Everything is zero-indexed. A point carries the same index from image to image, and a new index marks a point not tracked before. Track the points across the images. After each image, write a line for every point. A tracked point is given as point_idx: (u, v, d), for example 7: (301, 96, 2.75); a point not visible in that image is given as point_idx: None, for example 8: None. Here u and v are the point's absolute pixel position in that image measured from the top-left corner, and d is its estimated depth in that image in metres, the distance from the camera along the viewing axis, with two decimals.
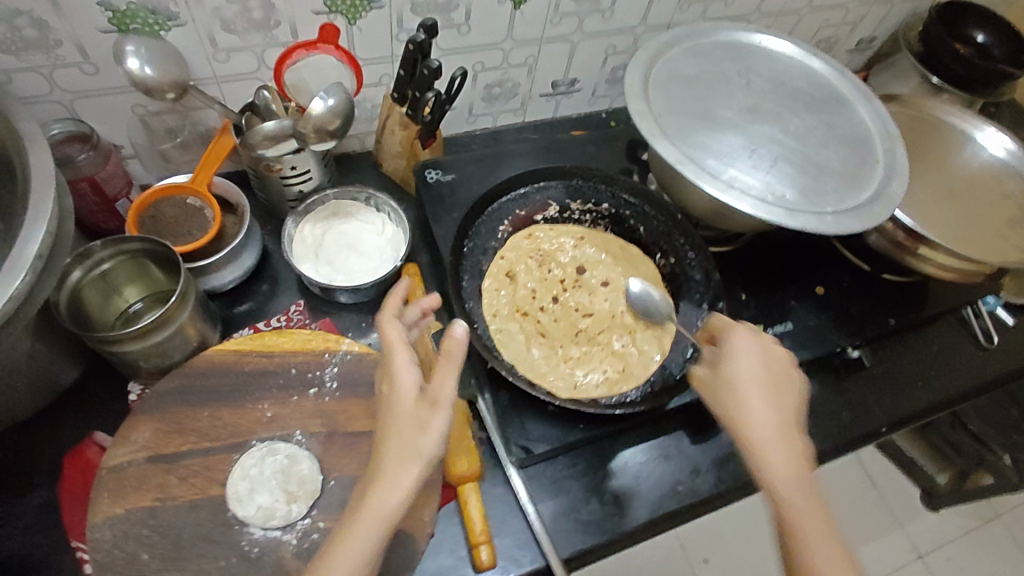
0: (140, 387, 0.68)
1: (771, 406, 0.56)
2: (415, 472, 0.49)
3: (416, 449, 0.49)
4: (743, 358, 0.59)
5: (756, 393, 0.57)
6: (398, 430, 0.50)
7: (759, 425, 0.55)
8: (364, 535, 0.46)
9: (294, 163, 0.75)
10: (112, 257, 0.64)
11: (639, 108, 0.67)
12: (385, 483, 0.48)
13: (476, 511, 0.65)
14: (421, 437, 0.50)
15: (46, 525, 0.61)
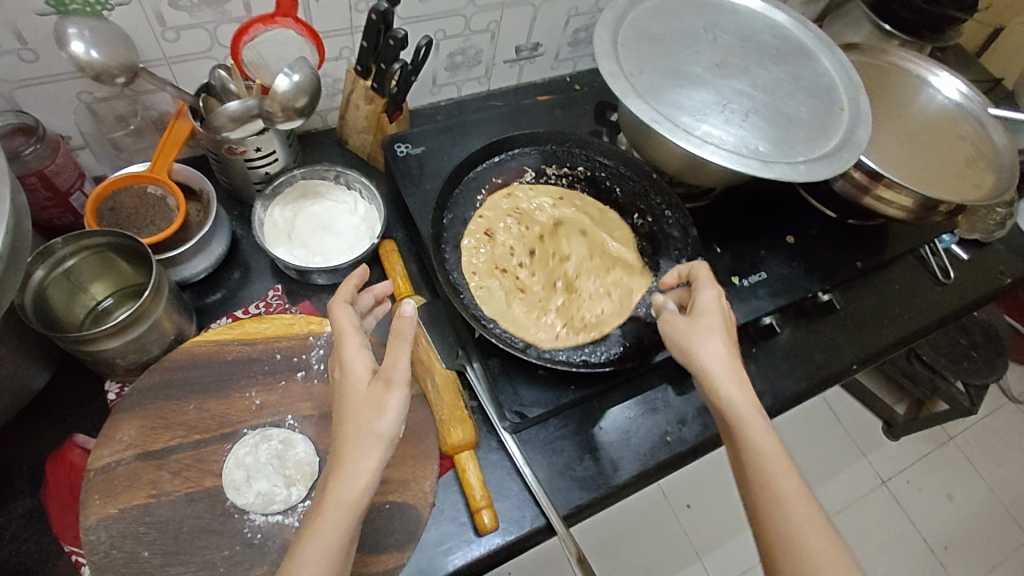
0: (118, 385, 0.66)
1: (712, 347, 0.57)
2: (375, 454, 0.47)
3: (374, 430, 0.48)
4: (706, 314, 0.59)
5: (719, 348, 0.57)
6: (356, 413, 0.49)
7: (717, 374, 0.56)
8: (334, 518, 0.45)
9: (258, 144, 0.72)
10: (75, 252, 0.61)
11: (610, 68, 0.67)
12: (346, 468, 0.47)
13: (474, 478, 0.66)
14: (378, 418, 0.48)
15: (36, 531, 0.59)
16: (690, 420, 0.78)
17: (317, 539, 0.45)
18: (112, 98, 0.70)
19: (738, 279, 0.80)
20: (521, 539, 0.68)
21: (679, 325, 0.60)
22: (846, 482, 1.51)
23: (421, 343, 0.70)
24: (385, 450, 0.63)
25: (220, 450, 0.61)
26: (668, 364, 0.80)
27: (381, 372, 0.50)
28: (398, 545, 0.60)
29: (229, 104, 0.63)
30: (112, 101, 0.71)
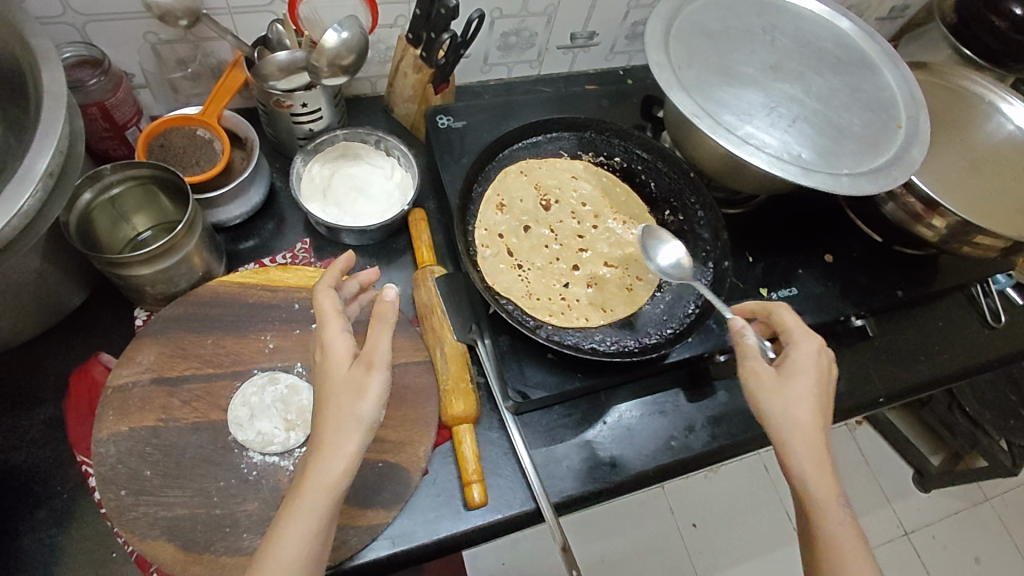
0: (147, 313, 0.69)
1: (795, 402, 0.54)
2: (353, 438, 0.48)
3: (351, 414, 0.48)
4: (802, 355, 0.57)
5: (803, 408, 0.54)
6: (335, 396, 0.49)
7: (785, 421, 0.54)
8: (311, 501, 0.46)
9: (305, 99, 0.74)
10: (122, 181, 0.64)
11: (658, 59, 0.65)
12: (325, 453, 0.47)
13: (469, 451, 0.66)
14: (358, 402, 0.49)
15: (55, 438, 0.63)
16: (698, 428, 0.76)
17: (294, 522, 0.45)
18: (175, 41, 0.73)
19: (766, 291, 0.78)
20: (509, 519, 0.68)
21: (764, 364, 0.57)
22: (865, 525, 1.44)
23: (435, 313, 0.70)
24: (386, 409, 0.64)
25: (230, 386, 0.63)
26: (682, 369, 0.79)
27: (363, 355, 0.51)
28: (386, 503, 0.61)
29: (280, 53, 0.65)
30: (174, 44, 0.74)
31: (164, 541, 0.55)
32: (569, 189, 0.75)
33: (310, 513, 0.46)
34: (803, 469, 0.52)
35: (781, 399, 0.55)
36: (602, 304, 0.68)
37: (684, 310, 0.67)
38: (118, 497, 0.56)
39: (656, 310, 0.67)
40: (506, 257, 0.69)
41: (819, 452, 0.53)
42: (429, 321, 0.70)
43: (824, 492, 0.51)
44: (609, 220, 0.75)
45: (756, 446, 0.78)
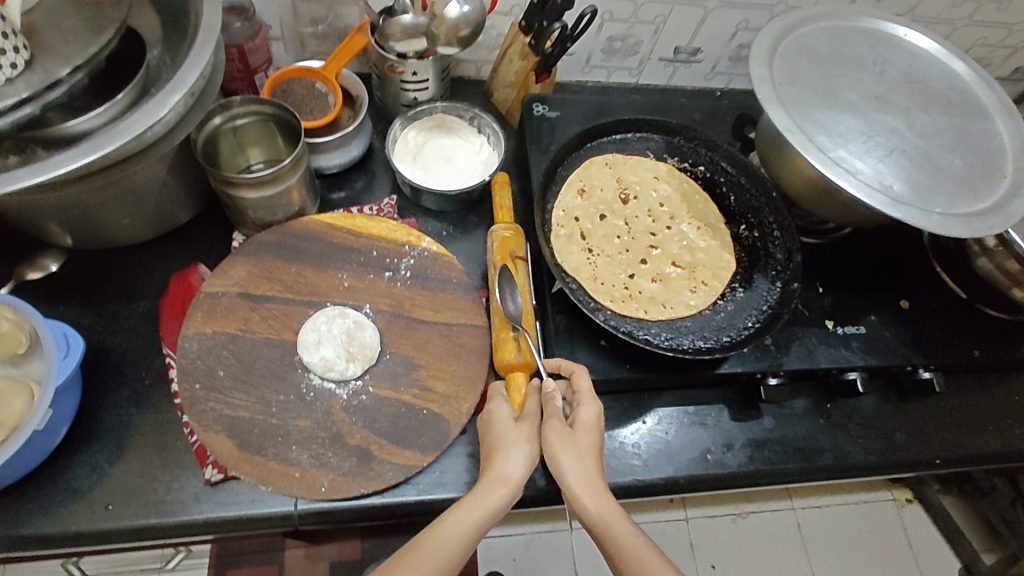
0: (243, 236, 0.75)
1: (581, 459, 0.56)
2: (503, 499, 0.54)
3: (505, 476, 0.55)
4: (586, 414, 0.59)
5: (588, 462, 0.56)
6: (505, 451, 0.57)
7: (580, 482, 0.55)
8: (452, 533, 0.52)
9: (416, 69, 0.80)
10: (246, 115, 0.70)
11: (759, 73, 0.67)
12: (474, 497, 0.55)
13: (521, 398, 0.63)
14: (510, 462, 0.56)
15: (148, 330, 0.70)
16: (737, 447, 0.76)
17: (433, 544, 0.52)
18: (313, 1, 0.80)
19: (832, 324, 0.76)
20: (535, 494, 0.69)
21: (551, 422, 0.58)
22: None
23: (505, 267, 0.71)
24: (439, 362, 0.68)
25: (302, 313, 0.68)
26: (731, 388, 0.79)
27: (525, 415, 0.60)
28: (422, 449, 0.63)
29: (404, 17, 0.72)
30: (312, 4, 0.81)
31: (223, 437, 0.61)
32: (649, 187, 0.75)
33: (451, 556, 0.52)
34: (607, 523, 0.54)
35: (572, 457, 0.56)
36: (663, 301, 0.68)
37: (744, 321, 0.66)
38: (192, 389, 0.62)
39: (717, 316, 0.66)
40: (578, 239, 0.70)
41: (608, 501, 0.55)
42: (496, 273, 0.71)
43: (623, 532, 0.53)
44: (683, 224, 0.75)
45: (794, 479, 0.77)
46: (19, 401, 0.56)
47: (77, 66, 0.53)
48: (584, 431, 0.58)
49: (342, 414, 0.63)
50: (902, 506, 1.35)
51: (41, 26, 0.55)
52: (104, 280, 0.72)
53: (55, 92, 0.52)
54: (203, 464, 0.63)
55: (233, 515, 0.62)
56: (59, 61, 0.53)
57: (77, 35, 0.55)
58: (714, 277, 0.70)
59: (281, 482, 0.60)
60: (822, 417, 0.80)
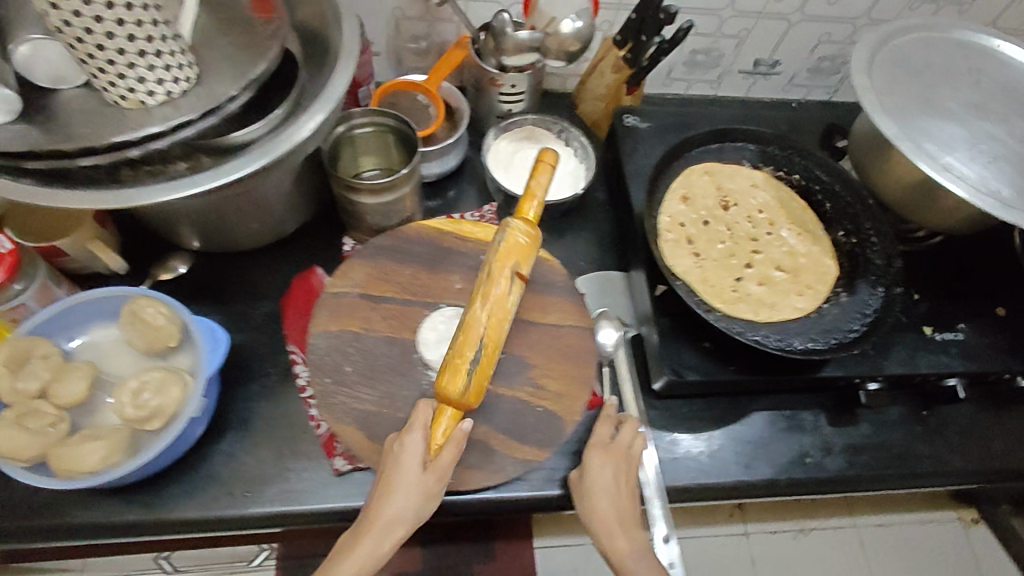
0: (355, 241, 0.80)
1: (594, 496, 0.63)
2: (389, 543, 0.55)
3: (390, 523, 0.55)
4: (598, 455, 0.66)
5: (603, 497, 0.63)
6: (400, 503, 0.56)
7: (594, 518, 0.62)
8: (347, 575, 0.53)
9: (515, 82, 0.83)
10: (366, 125, 0.75)
11: (863, 82, 0.69)
12: (367, 537, 0.55)
13: (440, 442, 0.59)
14: (393, 508, 0.56)
15: (272, 328, 0.74)
16: (836, 452, 0.77)
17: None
18: (416, 19, 0.85)
19: (930, 331, 0.77)
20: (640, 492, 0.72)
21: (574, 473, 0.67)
22: None
23: (500, 281, 0.60)
24: (550, 361, 0.71)
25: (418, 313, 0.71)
26: (825, 394, 0.81)
27: (433, 466, 0.57)
28: (541, 443, 0.67)
29: (522, 33, 0.78)
30: (414, 21, 0.85)
31: (355, 429, 0.64)
32: (748, 194, 0.76)
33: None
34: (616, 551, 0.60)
35: (589, 499, 0.63)
36: (771, 303, 0.69)
37: (849, 324, 0.67)
38: (323, 382, 0.66)
39: (825, 319, 0.68)
40: (686, 244, 0.71)
41: (623, 529, 0.61)
42: (485, 282, 0.61)
43: (630, 561, 0.60)
44: (784, 230, 0.76)
45: (891, 484, 0.78)
46: (177, 389, 0.60)
47: (245, 83, 0.57)
48: (601, 469, 0.65)
49: (462, 408, 0.67)
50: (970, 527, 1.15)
51: (204, 43, 0.59)
52: (229, 282, 0.77)
53: (235, 104, 0.56)
54: (333, 454, 0.67)
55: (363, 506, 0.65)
56: (222, 75, 0.57)
57: (236, 50, 0.59)
58: (817, 282, 0.72)
59: None
60: (917, 424, 0.80)
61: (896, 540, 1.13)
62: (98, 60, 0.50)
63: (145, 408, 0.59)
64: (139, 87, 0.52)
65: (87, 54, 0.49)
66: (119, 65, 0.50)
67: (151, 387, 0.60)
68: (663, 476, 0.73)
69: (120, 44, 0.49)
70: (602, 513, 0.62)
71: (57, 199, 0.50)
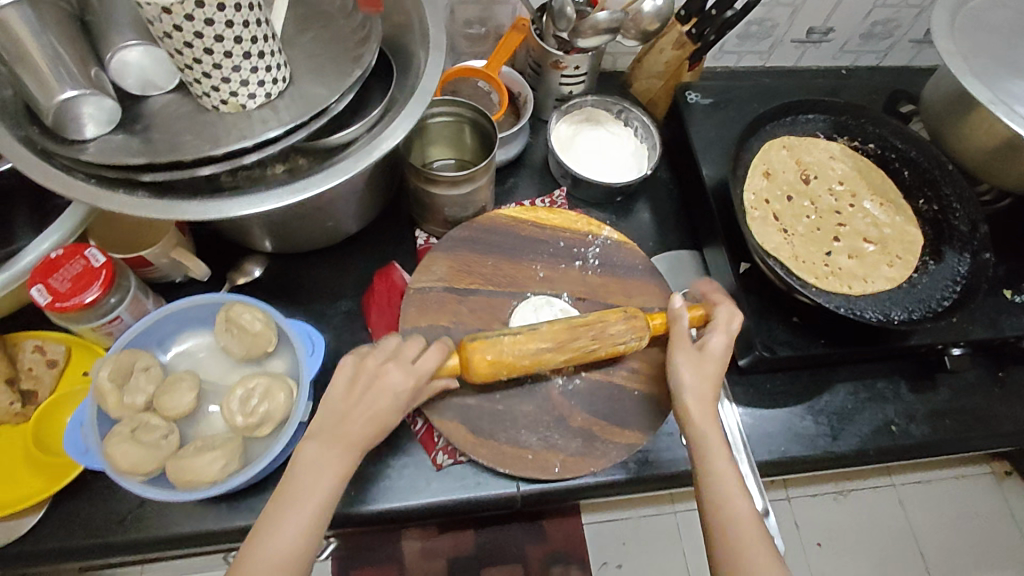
0: (426, 234, 0.79)
1: (698, 377, 0.60)
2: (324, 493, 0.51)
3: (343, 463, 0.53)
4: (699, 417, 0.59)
5: (706, 387, 0.60)
6: (359, 428, 0.54)
7: (692, 393, 0.60)
8: (289, 524, 0.50)
9: (578, 62, 0.82)
10: (441, 114, 0.74)
11: (948, 48, 0.69)
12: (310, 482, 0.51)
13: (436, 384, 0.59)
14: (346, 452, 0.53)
15: (355, 327, 0.74)
16: (920, 419, 0.78)
17: (275, 533, 0.49)
18: (472, 3, 0.82)
19: (1010, 293, 0.77)
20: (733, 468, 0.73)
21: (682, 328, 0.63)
22: None
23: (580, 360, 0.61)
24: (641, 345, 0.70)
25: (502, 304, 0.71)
26: (902, 361, 0.81)
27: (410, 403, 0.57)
28: (642, 427, 0.66)
29: (601, 13, 0.74)
30: (470, 5, 0.82)
31: (457, 423, 0.64)
32: (828, 167, 0.77)
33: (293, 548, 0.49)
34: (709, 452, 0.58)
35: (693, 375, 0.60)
36: (864, 276, 0.70)
37: (940, 293, 0.68)
38: None
39: (918, 289, 0.69)
40: (773, 220, 0.73)
41: (741, 501, 0.55)
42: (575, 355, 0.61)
43: (721, 466, 0.57)
44: (866, 201, 0.77)
45: (973, 445, 0.79)
46: (282, 395, 0.60)
47: (349, 86, 0.55)
48: (711, 364, 0.61)
49: (560, 397, 0.66)
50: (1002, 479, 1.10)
51: (289, 43, 0.58)
52: (305, 283, 0.76)
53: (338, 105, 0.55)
54: (431, 449, 0.67)
55: (468, 498, 0.67)
56: (312, 74, 0.56)
57: (323, 47, 0.58)
58: (905, 252, 0.72)
59: (518, 464, 0.63)
60: (996, 386, 0.81)
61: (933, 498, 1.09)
62: (203, 65, 0.49)
63: (256, 414, 0.58)
64: (240, 91, 0.51)
65: (192, 59, 0.48)
66: (223, 69, 0.49)
67: (257, 393, 0.59)
68: (756, 452, 0.73)
69: (228, 47, 0.48)
70: (703, 407, 0.59)
71: (177, 211, 0.48)
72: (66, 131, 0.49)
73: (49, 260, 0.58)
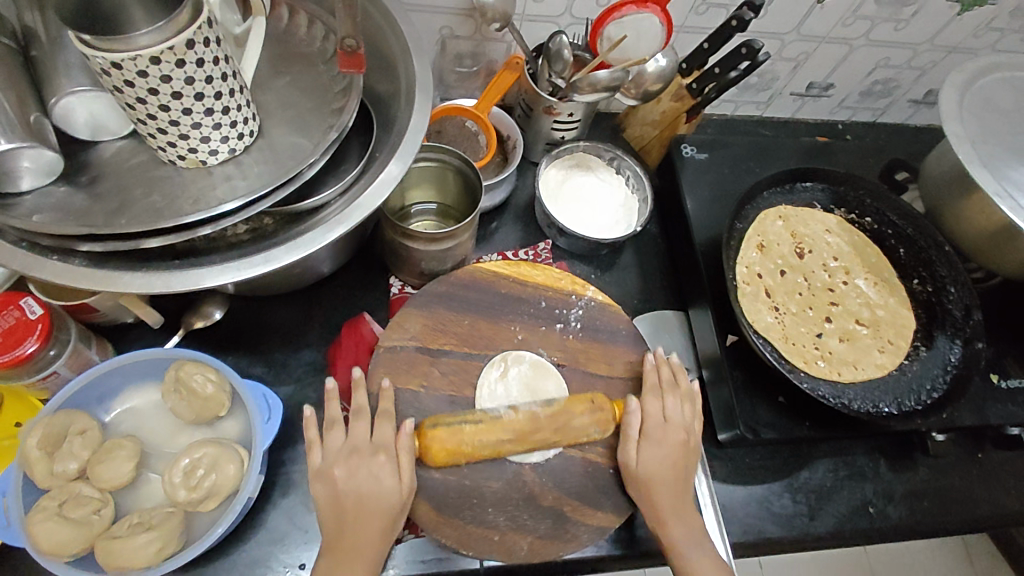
0: (401, 282, 0.75)
1: (674, 410, 0.65)
2: (386, 463, 0.57)
3: (383, 441, 0.58)
4: (654, 444, 0.62)
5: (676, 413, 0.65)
6: (383, 430, 0.59)
7: (659, 425, 0.63)
8: (372, 532, 0.55)
9: (572, 111, 0.78)
10: (424, 160, 0.70)
11: (954, 130, 0.67)
12: (366, 473, 0.57)
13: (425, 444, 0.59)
14: (384, 439, 0.58)
15: (318, 380, 0.69)
16: (897, 499, 0.76)
17: (370, 483, 0.56)
18: (464, 38, 0.78)
19: (997, 378, 0.75)
20: None
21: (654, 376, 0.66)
22: None
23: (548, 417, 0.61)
24: None
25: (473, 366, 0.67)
26: (882, 439, 0.79)
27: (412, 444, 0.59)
28: (615, 508, 0.63)
29: (601, 74, 0.71)
30: (462, 40, 0.78)
31: (420, 498, 0.60)
32: (823, 241, 0.75)
33: (394, 490, 0.56)
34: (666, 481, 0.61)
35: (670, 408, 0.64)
36: (853, 361, 0.69)
37: (927, 384, 0.67)
38: None
39: (908, 378, 0.67)
40: (765, 297, 0.71)
41: (693, 538, 0.60)
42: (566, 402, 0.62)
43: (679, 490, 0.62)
44: (859, 278, 0.75)
45: (950, 530, 0.77)
46: (232, 466, 0.55)
47: (325, 147, 0.50)
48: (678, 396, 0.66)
49: (531, 473, 0.63)
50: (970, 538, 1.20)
51: (261, 86, 0.53)
52: (267, 329, 0.71)
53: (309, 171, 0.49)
54: None
55: (428, 573, 0.64)
56: (285, 126, 0.51)
57: (300, 95, 0.53)
58: (895, 338, 0.70)
59: (482, 546, 0.59)
60: (975, 466, 0.79)
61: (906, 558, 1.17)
62: (159, 121, 0.43)
63: (199, 489, 0.54)
64: (201, 147, 0.46)
65: (147, 114, 0.42)
66: (182, 126, 0.44)
67: (204, 464, 0.55)
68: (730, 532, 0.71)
69: (187, 105, 0.42)
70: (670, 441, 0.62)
71: (118, 284, 0.43)
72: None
73: None
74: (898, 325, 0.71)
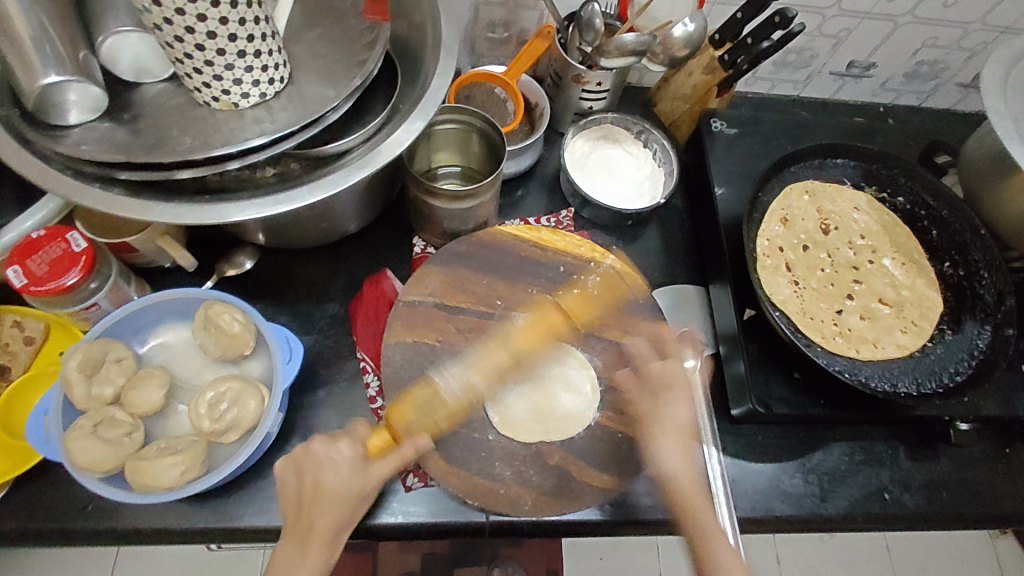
0: (424, 243, 0.76)
1: (681, 404, 0.61)
2: (390, 467, 0.56)
3: (343, 464, 0.55)
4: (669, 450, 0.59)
5: (678, 403, 0.61)
6: (343, 460, 0.55)
7: (656, 419, 0.61)
8: (316, 556, 0.52)
9: (600, 79, 0.78)
10: (451, 122, 0.71)
11: (995, 106, 0.65)
12: (335, 486, 0.54)
13: (379, 443, 0.57)
14: (360, 466, 0.55)
15: (340, 332, 0.72)
16: (915, 488, 0.74)
17: (336, 487, 0.54)
18: (497, 5, 0.78)
19: None
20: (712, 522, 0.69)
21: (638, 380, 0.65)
22: None
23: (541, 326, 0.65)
24: (629, 386, 0.67)
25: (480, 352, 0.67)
26: (904, 425, 0.77)
27: (384, 456, 0.56)
28: (621, 470, 0.63)
29: (628, 36, 0.70)
30: (495, 7, 0.79)
31: (430, 448, 0.62)
32: (850, 219, 0.75)
33: (352, 487, 0.54)
34: (666, 456, 0.59)
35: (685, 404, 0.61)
36: (873, 340, 0.68)
37: (950, 368, 0.65)
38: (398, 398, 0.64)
39: (930, 360, 0.66)
40: (785, 271, 0.71)
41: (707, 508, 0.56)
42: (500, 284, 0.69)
43: (678, 470, 0.58)
44: (886, 258, 0.74)
45: (968, 524, 0.75)
46: (253, 402, 0.58)
47: (349, 93, 0.52)
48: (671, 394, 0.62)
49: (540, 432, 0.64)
50: (998, 543, 1.24)
51: (294, 38, 0.55)
52: (294, 281, 0.74)
53: (334, 116, 0.51)
54: (402, 470, 0.67)
55: (437, 520, 0.66)
56: (314, 75, 0.53)
57: (330, 47, 0.55)
58: (919, 320, 0.69)
59: (488, 497, 0.61)
60: (1001, 461, 0.77)
61: (919, 549, 1.24)
62: (194, 61, 0.46)
63: (223, 420, 0.57)
64: (233, 90, 0.49)
65: (184, 53, 0.45)
66: (216, 67, 0.46)
67: (227, 398, 0.58)
68: (738, 506, 0.70)
69: (221, 46, 0.44)
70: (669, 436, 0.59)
71: (152, 213, 0.46)
72: (49, 117, 0.46)
73: (30, 240, 0.56)
74: (922, 310, 0.70)
